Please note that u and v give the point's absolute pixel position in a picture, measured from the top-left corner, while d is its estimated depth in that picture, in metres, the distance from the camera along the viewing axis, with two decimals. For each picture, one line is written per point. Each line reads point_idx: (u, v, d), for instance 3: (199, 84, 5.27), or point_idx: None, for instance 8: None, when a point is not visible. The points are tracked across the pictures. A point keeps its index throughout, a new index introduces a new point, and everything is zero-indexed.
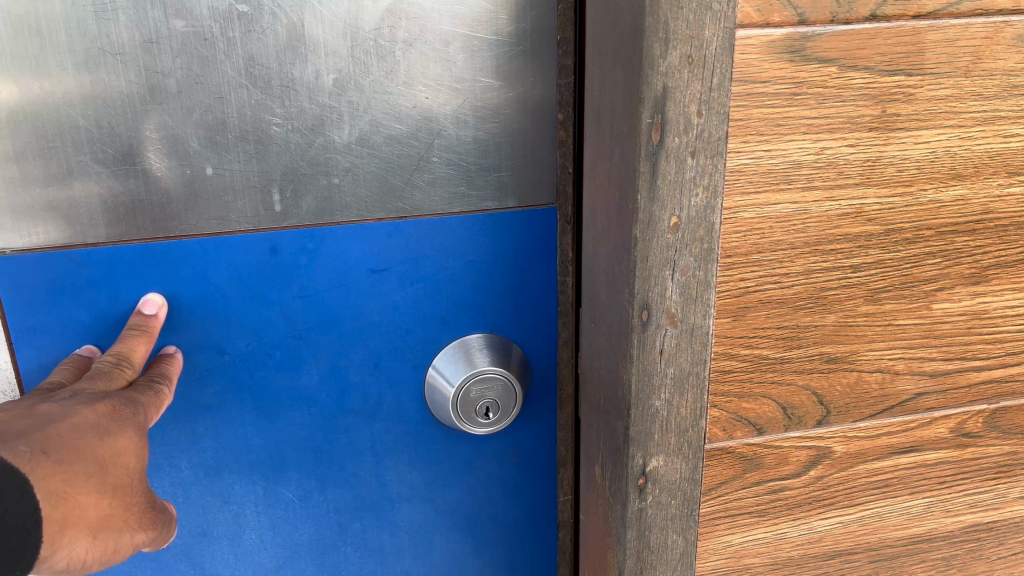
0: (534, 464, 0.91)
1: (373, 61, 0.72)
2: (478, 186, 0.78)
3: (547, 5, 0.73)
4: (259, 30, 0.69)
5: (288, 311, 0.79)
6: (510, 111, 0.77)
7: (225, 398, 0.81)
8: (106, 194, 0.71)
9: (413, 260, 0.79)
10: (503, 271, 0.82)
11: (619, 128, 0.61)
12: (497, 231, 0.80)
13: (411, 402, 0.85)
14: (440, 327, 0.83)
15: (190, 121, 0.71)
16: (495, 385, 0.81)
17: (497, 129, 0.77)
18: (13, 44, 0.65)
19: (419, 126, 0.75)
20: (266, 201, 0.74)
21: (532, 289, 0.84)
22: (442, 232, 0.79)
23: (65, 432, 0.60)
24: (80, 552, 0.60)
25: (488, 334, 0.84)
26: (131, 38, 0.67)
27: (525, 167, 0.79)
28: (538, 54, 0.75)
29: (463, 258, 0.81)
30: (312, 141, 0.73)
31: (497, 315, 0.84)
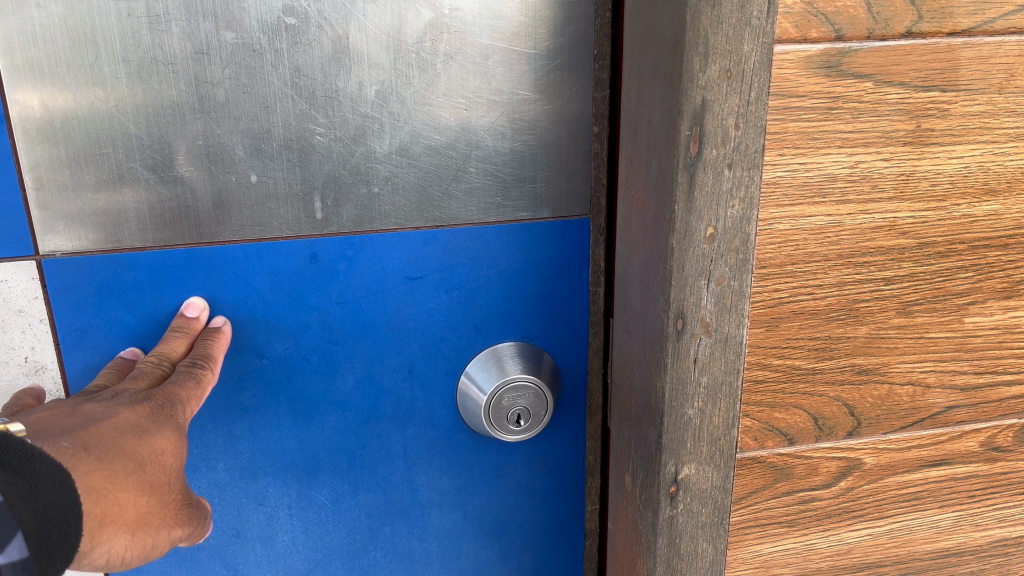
0: (562, 473, 0.92)
1: (414, 73, 0.74)
2: (513, 197, 0.80)
3: (585, 20, 0.75)
4: (305, 42, 0.71)
5: (326, 317, 0.80)
6: (546, 123, 0.78)
7: (262, 401, 0.82)
8: (153, 200, 0.73)
9: (448, 268, 0.81)
10: (535, 280, 0.83)
11: (657, 140, 0.62)
12: (530, 240, 0.82)
13: (443, 408, 0.86)
14: (472, 335, 0.84)
15: (236, 130, 0.73)
16: (527, 393, 0.82)
17: (533, 141, 0.78)
18: (71, 53, 0.68)
19: (457, 137, 0.77)
20: (308, 209, 0.76)
21: (563, 298, 0.85)
22: (477, 241, 0.81)
23: (105, 432, 0.60)
24: (119, 550, 0.58)
25: (519, 343, 0.85)
26: (183, 49, 0.69)
27: (560, 179, 0.80)
28: (574, 68, 0.77)
29: (497, 267, 0.82)
30: (353, 151, 0.75)
31: (528, 323, 0.85)
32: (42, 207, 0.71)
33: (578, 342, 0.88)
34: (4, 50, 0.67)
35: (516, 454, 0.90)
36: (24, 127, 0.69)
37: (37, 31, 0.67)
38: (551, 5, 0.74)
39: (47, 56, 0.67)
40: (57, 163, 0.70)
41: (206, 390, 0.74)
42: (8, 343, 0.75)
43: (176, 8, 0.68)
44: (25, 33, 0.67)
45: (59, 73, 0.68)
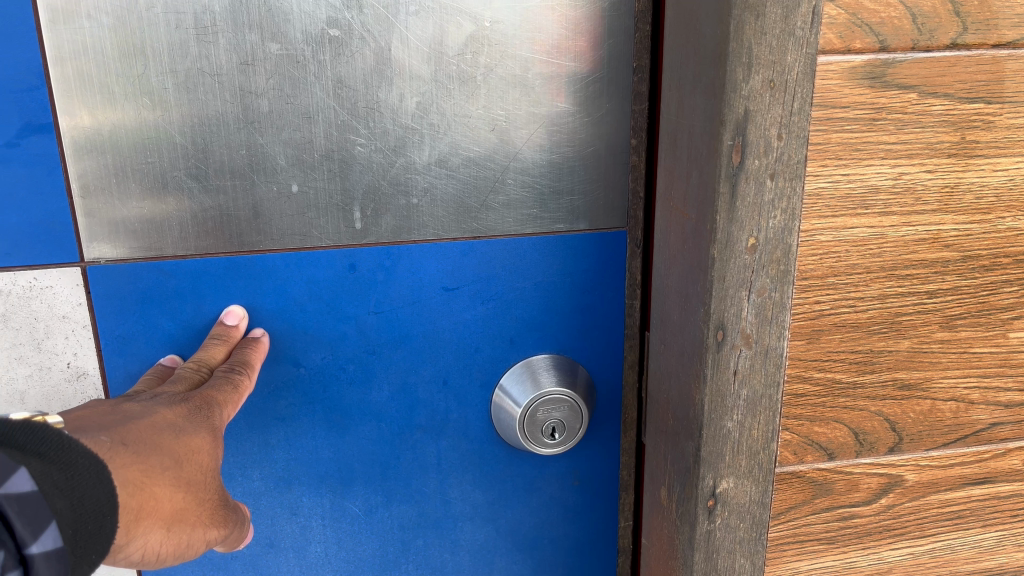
0: (595, 487, 0.92)
1: (455, 85, 0.75)
2: (551, 209, 0.80)
3: (624, 33, 0.76)
4: (348, 53, 0.72)
5: (363, 326, 0.81)
6: (584, 136, 0.78)
7: (298, 410, 0.83)
8: (196, 209, 0.74)
9: (485, 278, 0.81)
10: (571, 292, 0.84)
11: (698, 151, 0.62)
12: (567, 252, 0.82)
13: (477, 420, 0.86)
14: (508, 347, 0.84)
15: (280, 141, 0.74)
16: (562, 406, 0.82)
17: (572, 153, 0.79)
18: (120, 64, 0.69)
19: (496, 149, 0.78)
20: (348, 219, 0.77)
21: (598, 311, 0.85)
22: (514, 252, 0.81)
23: (143, 429, 0.60)
24: (155, 546, 0.57)
25: (553, 355, 0.85)
26: (229, 61, 0.70)
27: (597, 191, 0.81)
28: (613, 81, 0.77)
29: (533, 278, 0.82)
30: (393, 162, 0.76)
31: (563, 335, 0.85)
32: (87, 214, 0.72)
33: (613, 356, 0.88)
34: (56, 61, 0.68)
35: (549, 468, 0.89)
36: (73, 138, 0.70)
37: (88, 43, 0.68)
38: (592, 18, 0.75)
39: (97, 66, 0.69)
40: (104, 173, 0.72)
41: (244, 395, 0.74)
42: (51, 349, 0.76)
43: (223, 19, 0.69)
44: (76, 43, 0.68)
45: (108, 82, 0.69)
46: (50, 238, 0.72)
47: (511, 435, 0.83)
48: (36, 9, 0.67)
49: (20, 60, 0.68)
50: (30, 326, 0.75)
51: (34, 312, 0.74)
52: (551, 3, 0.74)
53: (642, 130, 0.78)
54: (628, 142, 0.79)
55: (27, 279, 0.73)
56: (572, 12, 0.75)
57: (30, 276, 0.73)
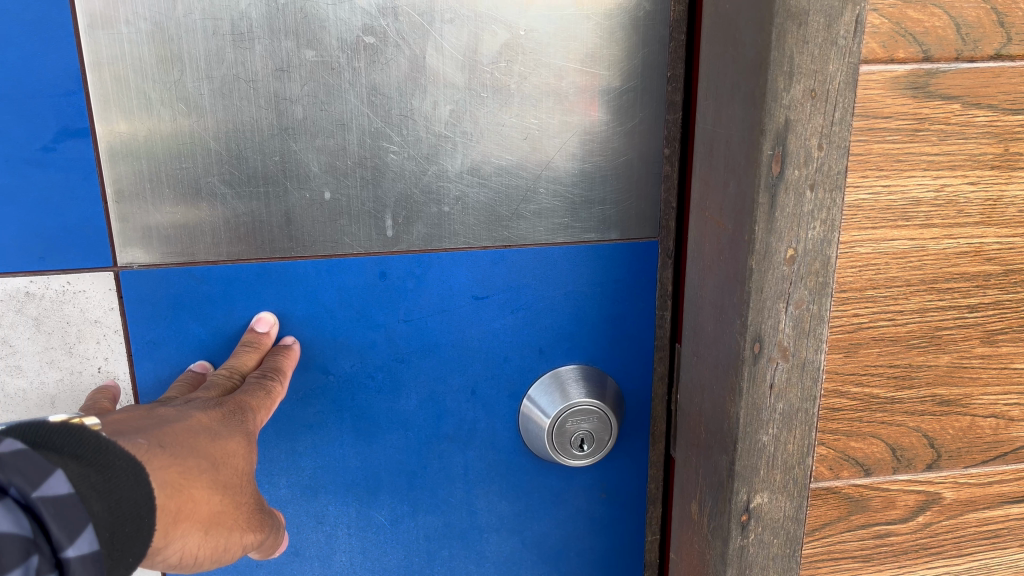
0: (623, 501, 0.91)
1: (490, 94, 0.76)
2: (583, 219, 0.81)
3: (660, 42, 0.77)
4: (383, 61, 0.73)
5: (392, 334, 0.81)
6: (616, 145, 0.80)
7: (327, 417, 0.82)
8: (229, 215, 0.74)
9: (513, 289, 0.82)
10: (601, 302, 0.85)
11: (736, 160, 0.61)
12: (598, 262, 0.83)
13: (506, 433, 0.87)
14: (537, 356, 0.85)
15: (314, 148, 0.74)
16: (590, 416, 0.83)
17: (604, 163, 0.80)
18: (158, 70, 0.69)
19: (527, 158, 0.79)
20: (380, 226, 0.77)
21: (629, 321, 0.86)
22: (543, 261, 0.82)
23: (180, 432, 0.60)
24: (193, 549, 0.57)
25: (582, 366, 0.86)
26: (265, 67, 0.71)
27: (628, 202, 0.82)
28: (647, 90, 0.78)
29: (563, 287, 0.83)
30: (426, 170, 0.77)
31: (594, 347, 0.86)
32: (120, 217, 0.72)
33: (642, 367, 0.88)
34: (93, 65, 0.68)
35: (575, 480, 0.89)
36: (108, 143, 0.70)
37: (125, 48, 0.68)
38: (626, 28, 0.76)
39: (135, 72, 0.69)
40: (138, 178, 0.71)
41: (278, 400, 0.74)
42: (83, 353, 0.75)
43: (260, 26, 0.69)
44: (114, 49, 0.68)
45: (145, 88, 0.69)
46: (84, 242, 0.72)
47: (539, 448, 0.84)
48: (74, 14, 0.67)
49: (58, 66, 0.67)
50: (61, 330, 0.74)
51: (67, 316, 0.74)
52: (587, 13, 0.75)
53: (675, 140, 0.79)
54: (661, 151, 0.80)
55: (60, 283, 0.73)
56: (607, 22, 0.76)
57: (64, 280, 0.73)
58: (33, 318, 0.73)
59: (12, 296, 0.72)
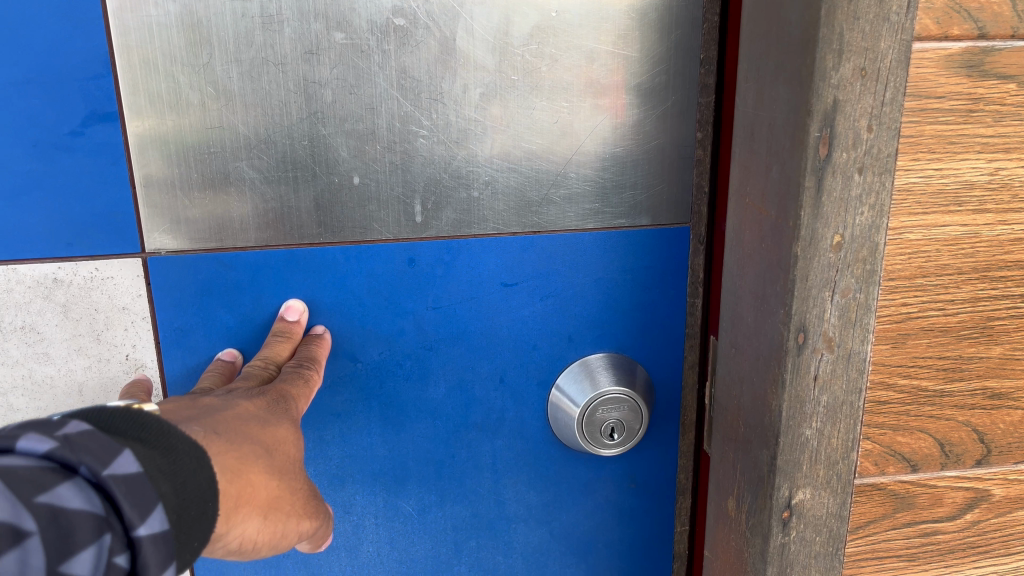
0: (653, 493, 0.89)
1: (521, 77, 0.73)
2: (613, 204, 0.79)
3: (692, 23, 0.74)
4: (413, 44, 0.71)
5: (420, 321, 0.79)
6: (648, 128, 0.77)
7: (355, 406, 0.81)
8: (258, 201, 0.73)
9: (544, 275, 0.80)
10: (632, 290, 0.82)
11: (778, 143, 0.59)
12: (629, 249, 0.81)
13: (535, 421, 0.84)
14: (566, 344, 0.83)
15: (342, 131, 0.72)
16: (619, 404, 0.81)
17: (636, 147, 0.77)
18: (187, 53, 0.68)
19: (557, 142, 0.76)
20: (408, 211, 0.76)
21: (660, 308, 0.84)
22: (574, 247, 0.80)
23: (230, 419, 0.59)
24: (252, 535, 0.55)
25: (613, 354, 0.84)
26: (294, 50, 0.69)
27: (661, 186, 0.79)
28: (679, 73, 0.75)
29: (592, 274, 0.81)
30: (455, 155, 0.75)
31: (623, 333, 0.84)
32: (149, 202, 0.71)
33: (674, 357, 0.86)
34: (122, 49, 0.67)
35: (605, 470, 0.87)
36: (138, 128, 0.69)
37: (154, 31, 0.67)
38: (659, 7, 0.73)
39: (163, 55, 0.68)
40: (167, 163, 0.70)
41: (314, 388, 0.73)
42: (111, 340, 0.74)
43: (289, 8, 0.68)
44: (143, 32, 0.67)
45: (174, 71, 0.68)
46: (112, 227, 0.71)
47: (569, 436, 0.82)
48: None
49: (88, 50, 0.66)
50: (90, 317, 0.73)
51: (95, 303, 0.73)
52: None
53: (707, 124, 0.77)
54: (693, 135, 0.77)
55: (89, 270, 0.72)
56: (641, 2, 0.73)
57: (92, 266, 0.72)
58: (61, 305, 0.73)
59: (40, 283, 0.71)
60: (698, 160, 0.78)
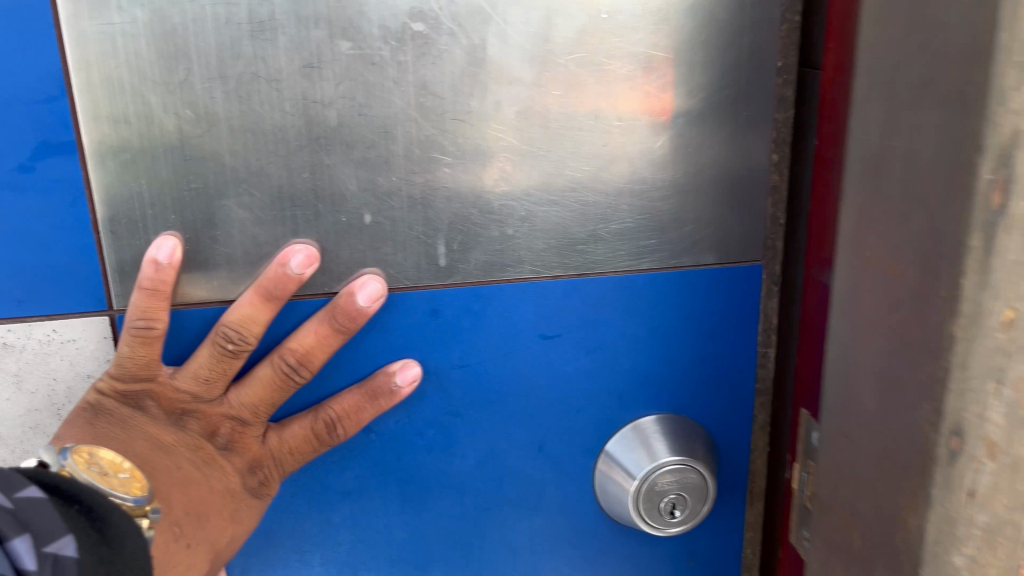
0: (715, 571, 0.77)
1: (566, 91, 0.61)
2: (672, 241, 0.66)
3: (769, 25, 0.62)
4: (435, 53, 0.58)
5: (444, 383, 0.67)
6: (714, 150, 0.64)
7: (367, 484, 0.68)
8: (248, 246, 0.60)
9: (590, 325, 0.67)
10: (694, 339, 0.70)
11: (939, 184, 0.39)
12: (687, 292, 0.68)
13: (580, 497, 0.72)
14: (615, 405, 0.70)
15: (347, 162, 0.60)
16: (681, 477, 0.69)
17: (699, 173, 0.65)
18: (159, 68, 0.55)
19: (604, 168, 0.63)
20: (430, 253, 0.63)
21: (725, 363, 0.71)
22: (625, 292, 0.67)
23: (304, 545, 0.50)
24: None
25: (675, 416, 0.71)
26: (289, 62, 0.57)
27: (730, 219, 0.66)
28: (753, 86, 0.63)
29: (646, 323, 0.68)
30: (486, 186, 0.62)
31: (686, 394, 0.71)
32: (117, 248, 0.58)
33: (741, 416, 0.73)
34: (79, 64, 0.54)
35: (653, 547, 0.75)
36: (101, 158, 0.56)
37: (121, 43, 0.55)
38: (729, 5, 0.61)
39: (131, 72, 0.55)
40: (138, 201, 0.58)
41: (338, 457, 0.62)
42: None
43: (284, 12, 0.55)
44: (105, 43, 0.54)
45: (143, 91, 0.56)
46: (72, 280, 0.58)
47: (621, 510, 0.70)
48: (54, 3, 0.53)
49: (36, 66, 0.54)
50: (47, 387, 0.61)
51: (53, 370, 0.60)
52: None
53: (784, 143, 0.65)
54: (768, 159, 0.65)
55: (44, 332, 0.59)
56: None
57: (48, 328, 0.59)
58: (13, 374, 0.60)
59: None
60: (772, 188, 0.66)
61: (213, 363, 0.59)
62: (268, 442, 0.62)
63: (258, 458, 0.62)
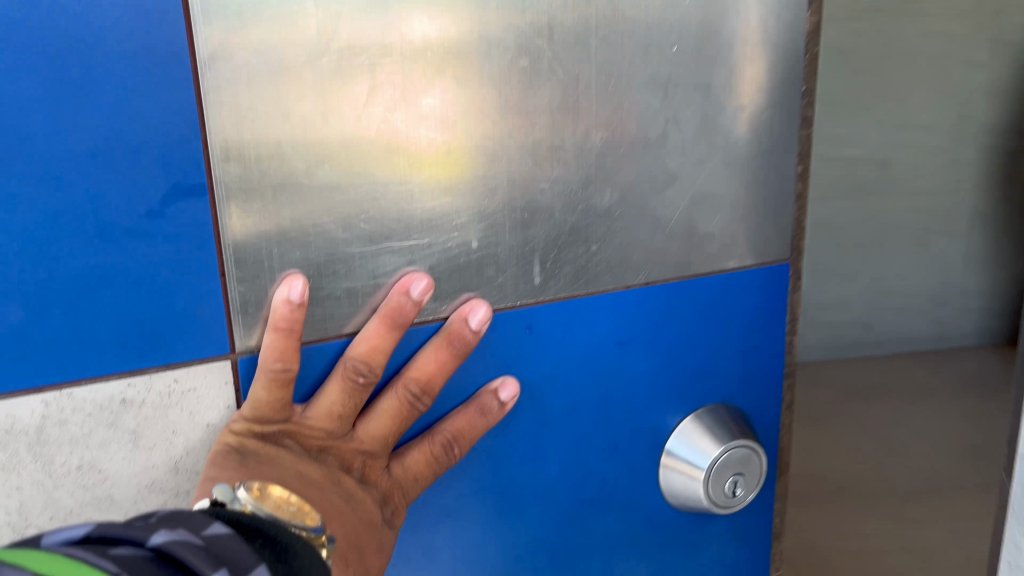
0: (754, 544, 0.85)
1: (642, 116, 0.67)
2: (721, 246, 0.74)
3: (796, 55, 0.71)
4: (538, 88, 0.63)
5: (536, 395, 0.70)
6: (756, 165, 0.73)
7: (466, 501, 0.70)
8: (369, 278, 0.61)
9: (657, 329, 0.73)
10: (738, 333, 0.77)
11: None
12: (733, 291, 0.76)
13: (646, 490, 0.77)
14: (676, 401, 0.76)
15: (458, 192, 0.62)
16: (744, 455, 0.75)
17: (739, 185, 0.73)
18: (293, 105, 0.56)
19: (670, 184, 0.70)
20: (526, 273, 0.67)
21: (759, 353, 0.79)
22: (685, 295, 0.74)
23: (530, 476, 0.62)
24: None
25: (725, 406, 0.78)
26: (414, 97, 0.59)
27: (764, 224, 0.75)
28: (785, 108, 0.72)
29: (700, 322, 0.75)
30: (576, 208, 0.67)
31: (729, 385, 0.79)
32: (241, 291, 0.57)
33: (772, 399, 0.82)
34: (213, 103, 0.53)
35: (709, 529, 0.81)
36: (231, 199, 0.55)
37: (258, 84, 0.54)
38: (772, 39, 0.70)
39: (265, 109, 0.55)
40: (266, 242, 0.57)
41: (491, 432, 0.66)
42: (192, 467, 0.60)
43: (411, 53, 0.58)
44: (239, 81, 0.54)
45: (281, 131, 0.56)
46: (197, 327, 0.57)
47: (693, 495, 0.75)
48: (193, 40, 0.52)
49: (170, 106, 0.52)
50: (165, 441, 0.58)
51: (172, 423, 0.58)
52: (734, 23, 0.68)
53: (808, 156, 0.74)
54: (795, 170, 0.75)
55: (165, 383, 0.57)
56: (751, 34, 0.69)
57: (169, 378, 0.57)
58: (131, 432, 0.57)
59: (103, 407, 0.55)
60: (797, 194, 0.76)
61: (346, 399, 0.61)
62: (393, 473, 0.64)
63: (389, 489, 0.63)
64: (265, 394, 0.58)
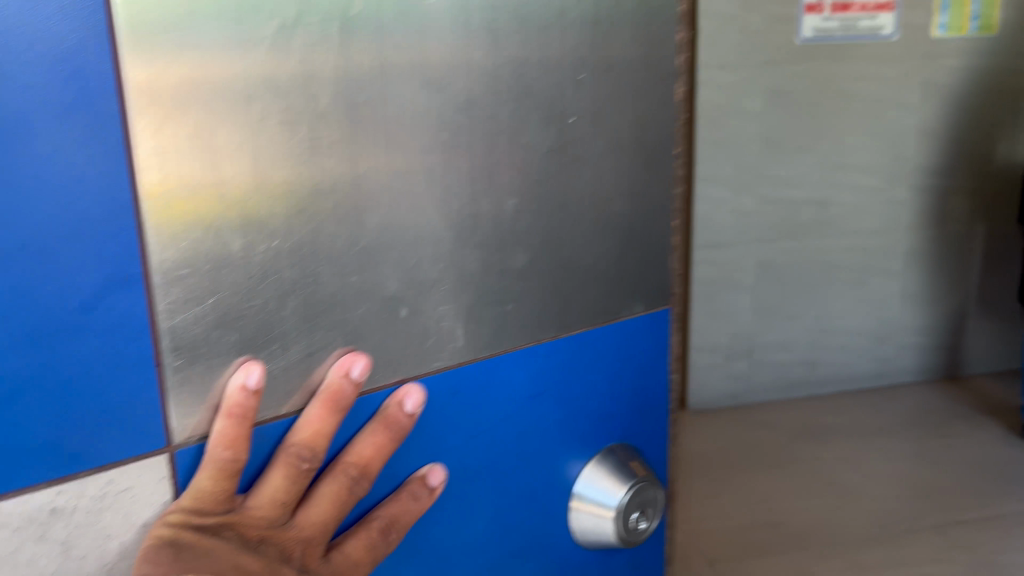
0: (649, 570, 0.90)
1: (551, 181, 0.69)
2: (628, 296, 0.77)
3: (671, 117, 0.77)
4: (459, 158, 0.63)
5: (461, 455, 0.71)
6: (654, 220, 0.76)
7: (392, 566, 0.70)
8: (305, 353, 0.60)
9: (565, 382, 0.76)
10: (634, 376, 0.81)
11: None
12: (631, 338, 0.79)
13: (558, 534, 0.80)
14: (582, 445, 0.80)
15: (387, 264, 0.62)
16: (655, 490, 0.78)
17: (640, 243, 0.76)
18: (224, 187, 0.53)
19: (581, 243, 0.72)
20: (451, 336, 0.67)
21: (652, 392, 0.84)
22: (591, 347, 0.76)
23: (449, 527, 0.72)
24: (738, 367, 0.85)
25: (620, 446, 0.82)
26: (343, 174, 0.58)
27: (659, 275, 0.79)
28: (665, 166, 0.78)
29: (604, 371, 0.78)
30: (495, 272, 0.68)
31: (627, 423, 0.83)
32: (178, 381, 0.55)
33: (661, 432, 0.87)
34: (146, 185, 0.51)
35: (613, 561, 0.86)
36: (167, 286, 0.53)
37: (194, 164, 0.52)
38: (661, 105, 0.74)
39: (199, 193, 0.52)
40: (202, 325, 0.55)
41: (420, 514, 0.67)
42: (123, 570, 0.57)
43: (340, 130, 0.57)
44: (173, 164, 0.51)
45: (212, 214, 0.53)
46: (130, 422, 0.54)
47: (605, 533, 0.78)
48: (126, 119, 0.49)
49: (98, 192, 0.49)
50: (98, 547, 0.55)
51: (105, 528, 0.55)
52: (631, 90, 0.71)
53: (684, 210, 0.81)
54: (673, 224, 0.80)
55: (98, 486, 0.54)
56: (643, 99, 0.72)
57: (103, 479, 0.54)
58: (61, 543, 0.53)
59: (33, 519, 0.51)
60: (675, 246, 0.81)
61: (290, 486, 0.60)
62: (332, 560, 0.62)
63: None
64: (210, 483, 0.57)
